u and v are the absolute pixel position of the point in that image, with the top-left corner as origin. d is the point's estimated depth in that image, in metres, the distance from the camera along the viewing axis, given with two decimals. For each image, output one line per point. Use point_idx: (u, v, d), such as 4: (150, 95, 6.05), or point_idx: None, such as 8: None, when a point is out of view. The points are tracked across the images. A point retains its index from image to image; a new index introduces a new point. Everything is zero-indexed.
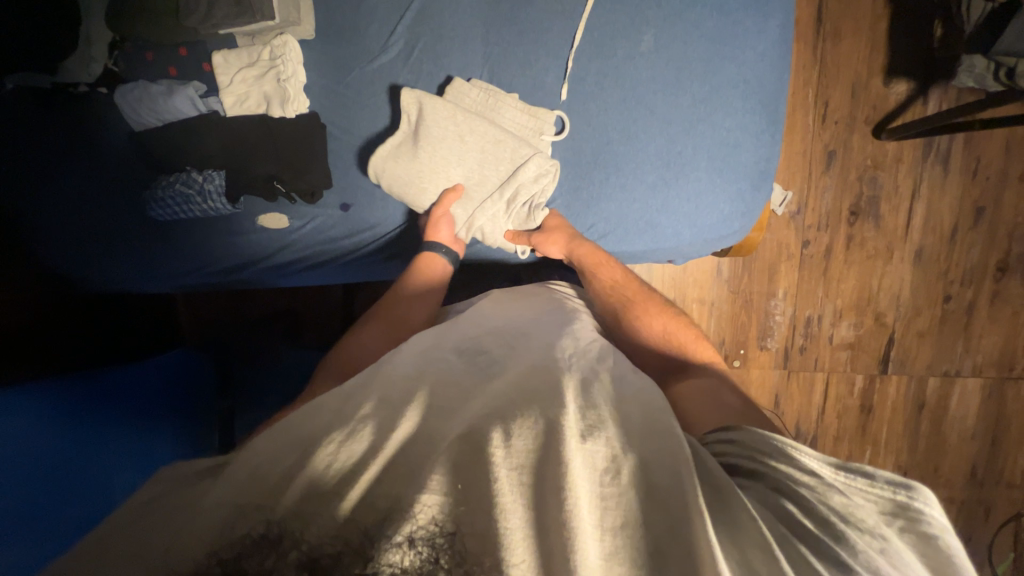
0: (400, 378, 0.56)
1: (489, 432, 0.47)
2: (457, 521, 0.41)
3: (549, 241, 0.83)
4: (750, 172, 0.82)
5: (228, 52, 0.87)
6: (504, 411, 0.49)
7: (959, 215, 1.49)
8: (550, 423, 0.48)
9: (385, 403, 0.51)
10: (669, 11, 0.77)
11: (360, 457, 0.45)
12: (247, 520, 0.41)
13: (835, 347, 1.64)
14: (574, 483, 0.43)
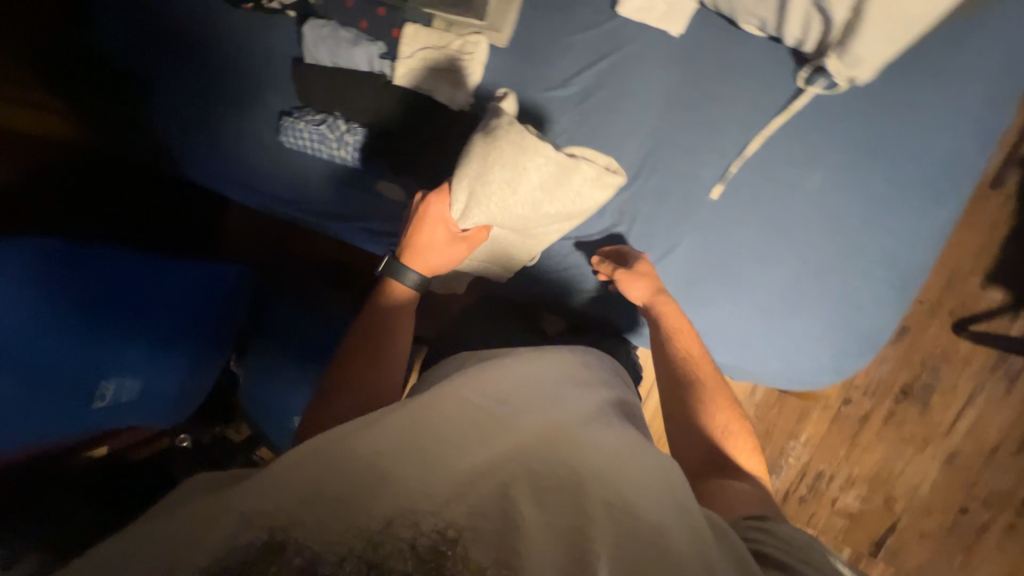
0: (407, 404, 0.53)
1: (505, 474, 0.45)
2: (476, 544, 0.38)
3: (634, 285, 0.80)
4: (860, 337, 0.81)
5: (420, 27, 0.90)
6: (532, 459, 0.47)
7: (1004, 436, 1.47)
8: (565, 477, 0.46)
9: (408, 423, 0.50)
10: (845, 160, 0.78)
11: (378, 470, 0.43)
12: (250, 530, 0.38)
13: (835, 511, 1.60)
14: (593, 536, 0.41)
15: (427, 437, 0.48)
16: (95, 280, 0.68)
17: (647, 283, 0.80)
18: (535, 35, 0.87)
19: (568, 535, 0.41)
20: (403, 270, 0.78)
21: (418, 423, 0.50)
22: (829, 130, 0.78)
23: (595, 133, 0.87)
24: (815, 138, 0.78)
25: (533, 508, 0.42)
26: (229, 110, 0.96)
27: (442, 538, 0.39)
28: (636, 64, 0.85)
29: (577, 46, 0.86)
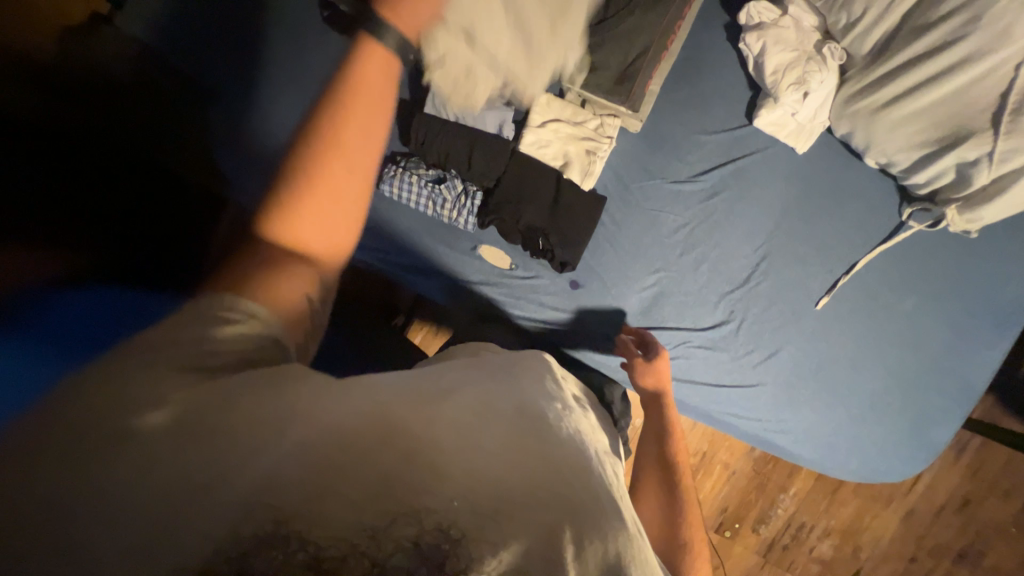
0: (434, 390, 0.43)
1: (555, 510, 0.37)
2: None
3: (653, 371, 0.82)
4: (931, 446, 0.89)
5: (553, 98, 0.87)
6: (574, 487, 0.40)
7: (950, 497, 1.72)
8: (608, 521, 0.40)
9: (459, 407, 0.42)
10: (934, 289, 0.87)
11: (409, 456, 0.36)
12: (252, 519, 0.31)
13: (811, 558, 1.77)
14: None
15: (477, 429, 0.40)
16: (96, 312, 0.56)
17: (659, 372, 0.82)
18: (668, 127, 0.88)
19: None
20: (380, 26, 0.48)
21: (471, 411, 0.42)
22: (924, 261, 0.87)
23: (716, 231, 0.89)
24: (912, 266, 0.87)
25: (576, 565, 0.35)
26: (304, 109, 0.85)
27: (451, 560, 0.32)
28: (762, 173, 0.88)
29: (709, 145, 0.88)
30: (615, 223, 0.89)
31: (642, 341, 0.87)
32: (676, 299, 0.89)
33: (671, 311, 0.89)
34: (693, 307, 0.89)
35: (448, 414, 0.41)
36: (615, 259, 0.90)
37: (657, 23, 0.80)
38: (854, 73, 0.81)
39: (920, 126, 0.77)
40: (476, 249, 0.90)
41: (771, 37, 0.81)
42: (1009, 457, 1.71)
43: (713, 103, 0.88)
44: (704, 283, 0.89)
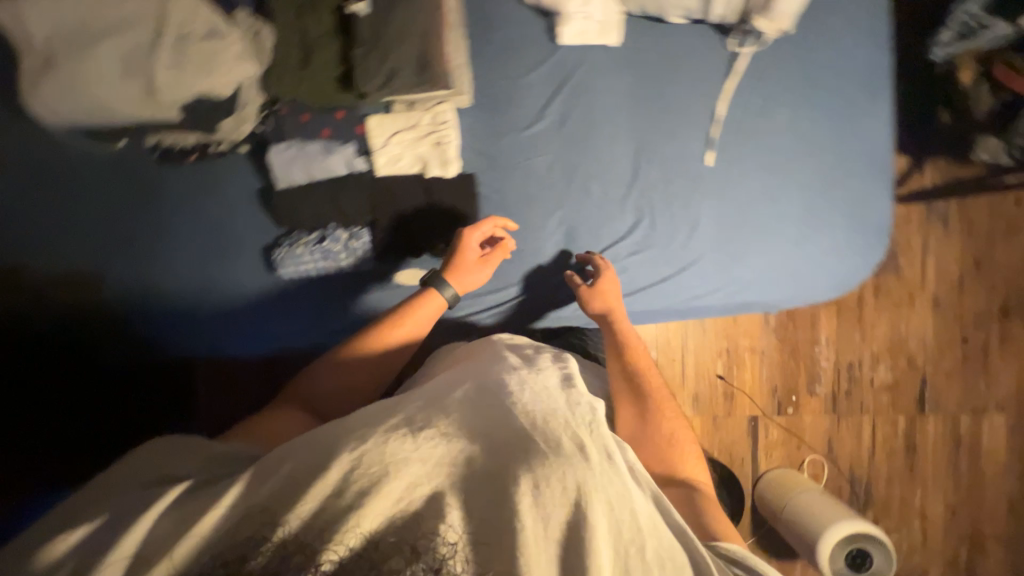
0: (424, 408, 0.60)
1: (517, 479, 0.51)
2: (473, 550, 0.48)
3: (600, 294, 0.84)
4: (875, 229, 0.90)
5: (384, 116, 0.90)
6: (518, 459, 0.53)
7: (962, 267, 1.71)
8: (576, 480, 0.52)
9: (396, 452, 0.52)
10: (799, 94, 0.89)
11: (407, 475, 0.51)
12: (255, 528, 0.48)
13: (877, 390, 1.75)
14: (591, 539, 0.48)
15: (418, 467, 0.51)
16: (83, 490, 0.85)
17: (604, 291, 0.85)
18: (494, 87, 0.91)
19: (569, 533, 0.50)
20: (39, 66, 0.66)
21: (409, 453, 0.52)
22: (775, 74, 0.89)
23: (585, 151, 0.92)
24: (767, 85, 0.89)
25: (530, 512, 0.50)
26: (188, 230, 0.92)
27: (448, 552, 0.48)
28: (595, 81, 0.92)
29: (538, 82, 0.92)
30: (497, 191, 0.92)
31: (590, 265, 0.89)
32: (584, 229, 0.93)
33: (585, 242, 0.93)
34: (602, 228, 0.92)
35: (387, 466, 0.50)
36: (516, 223, 0.92)
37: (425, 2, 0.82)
38: None
39: None
40: (391, 278, 0.92)
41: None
42: (993, 202, 1.70)
43: (520, 46, 0.91)
44: (602, 200, 0.92)
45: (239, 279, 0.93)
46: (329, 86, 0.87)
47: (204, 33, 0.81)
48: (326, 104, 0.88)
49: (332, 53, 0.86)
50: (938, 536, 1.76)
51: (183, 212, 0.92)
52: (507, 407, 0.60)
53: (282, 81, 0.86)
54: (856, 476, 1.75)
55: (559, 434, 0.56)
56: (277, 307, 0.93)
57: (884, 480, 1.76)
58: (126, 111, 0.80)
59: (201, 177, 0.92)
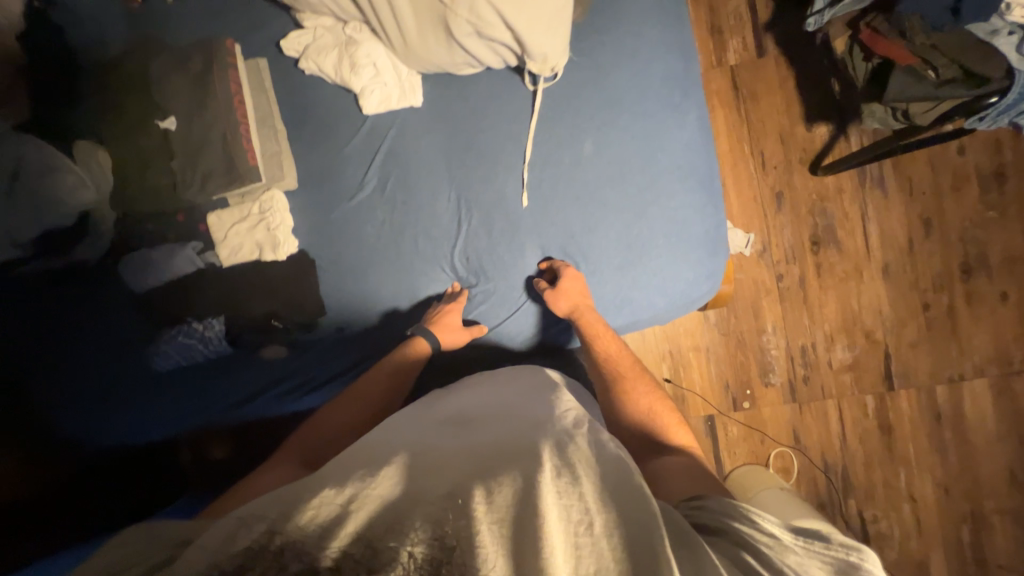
0: (391, 449, 0.65)
1: (472, 491, 0.53)
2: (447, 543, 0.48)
3: (561, 297, 0.86)
4: (704, 242, 0.88)
5: (222, 211, 0.96)
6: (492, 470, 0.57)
7: (910, 229, 1.60)
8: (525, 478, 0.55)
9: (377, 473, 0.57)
10: (601, 121, 0.89)
11: (375, 492, 0.54)
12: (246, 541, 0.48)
13: (837, 371, 1.65)
14: (544, 522, 0.48)
15: (391, 481, 0.55)
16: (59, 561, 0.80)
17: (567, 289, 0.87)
18: (315, 167, 0.97)
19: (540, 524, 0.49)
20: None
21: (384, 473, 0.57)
22: (574, 106, 0.89)
23: (409, 211, 0.96)
24: (568, 118, 0.90)
25: (485, 511, 0.51)
26: (70, 338, 0.96)
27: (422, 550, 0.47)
28: (407, 142, 0.95)
29: (354, 154, 0.96)
30: (335, 262, 0.97)
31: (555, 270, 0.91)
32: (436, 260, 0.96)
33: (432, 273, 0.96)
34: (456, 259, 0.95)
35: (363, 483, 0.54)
36: (356, 289, 0.98)
37: (220, 108, 0.89)
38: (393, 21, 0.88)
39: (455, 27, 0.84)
40: (256, 355, 1.00)
41: (314, 53, 0.90)
42: (932, 155, 1.58)
43: (331, 123, 0.96)
44: (433, 254, 0.96)
45: (114, 381, 0.97)
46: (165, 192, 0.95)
47: (43, 170, 0.89)
48: (165, 208, 0.96)
49: (159, 163, 0.94)
50: (933, 517, 1.62)
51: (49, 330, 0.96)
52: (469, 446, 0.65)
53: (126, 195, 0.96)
54: (831, 465, 1.65)
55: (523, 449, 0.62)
56: (152, 401, 0.98)
57: (862, 464, 1.65)
58: None
59: (68, 293, 0.97)
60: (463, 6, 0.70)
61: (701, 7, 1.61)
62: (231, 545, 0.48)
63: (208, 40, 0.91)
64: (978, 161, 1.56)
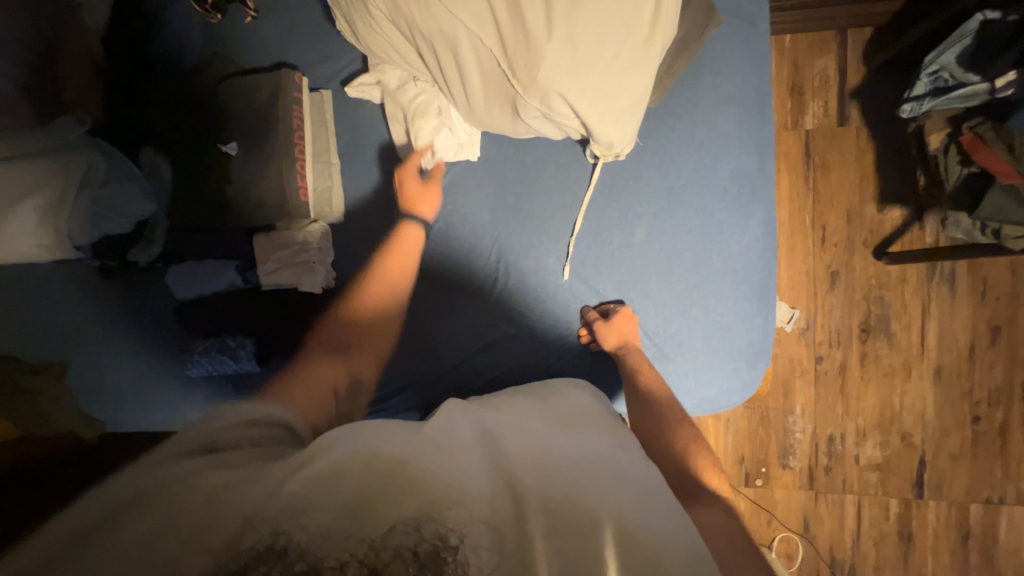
0: (432, 439, 0.62)
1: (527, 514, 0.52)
2: (474, 552, 0.49)
3: (613, 329, 0.82)
4: (745, 352, 0.84)
5: (265, 234, 0.96)
6: (524, 474, 0.58)
7: (974, 334, 1.47)
8: (585, 520, 0.53)
9: (402, 455, 0.57)
10: (658, 207, 0.84)
11: (422, 495, 0.52)
12: (254, 531, 0.47)
13: (863, 468, 1.56)
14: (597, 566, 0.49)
15: (415, 469, 0.55)
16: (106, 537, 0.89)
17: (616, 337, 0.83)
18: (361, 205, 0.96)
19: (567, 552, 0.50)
20: None
21: (411, 457, 0.57)
22: (631, 188, 0.85)
23: (445, 264, 0.93)
24: (624, 199, 0.86)
25: (541, 543, 0.50)
26: (119, 336, 1.04)
27: (446, 553, 0.48)
28: (455, 196, 0.93)
29: None
30: None
31: (606, 311, 0.86)
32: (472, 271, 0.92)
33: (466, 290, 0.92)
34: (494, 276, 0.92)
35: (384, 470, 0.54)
36: None
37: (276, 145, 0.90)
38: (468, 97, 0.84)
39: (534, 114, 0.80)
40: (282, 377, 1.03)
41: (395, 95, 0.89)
42: (1015, 260, 1.44)
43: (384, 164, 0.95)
44: (464, 312, 0.93)
45: (153, 374, 1.04)
46: (216, 211, 0.96)
47: (105, 181, 0.92)
48: (214, 224, 0.98)
49: (214, 185, 0.96)
50: None
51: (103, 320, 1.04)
52: (521, 450, 0.62)
53: (178, 207, 0.97)
54: (838, 561, 1.57)
55: (559, 459, 0.62)
56: (182, 400, 1.04)
57: (871, 568, 1.56)
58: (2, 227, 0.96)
59: (122, 288, 1.03)
60: (534, 97, 0.67)
61: (785, 64, 1.51)
62: (236, 526, 0.47)
63: (277, 70, 0.92)
64: None
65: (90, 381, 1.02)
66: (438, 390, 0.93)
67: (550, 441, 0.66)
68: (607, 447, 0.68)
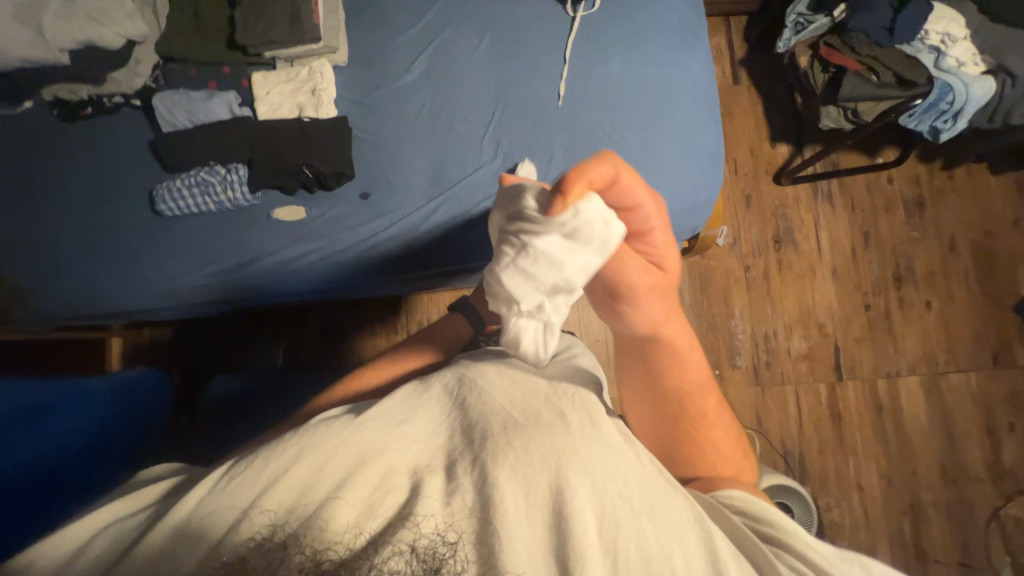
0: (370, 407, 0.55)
1: (493, 462, 0.49)
2: (472, 528, 0.45)
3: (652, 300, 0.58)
4: (707, 152, 1.03)
5: (268, 72, 1.02)
6: (496, 436, 0.52)
7: (853, 238, 1.86)
8: (553, 454, 0.51)
9: (376, 441, 0.51)
10: (627, 46, 1.06)
11: (371, 480, 0.47)
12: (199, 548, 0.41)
13: (795, 359, 1.79)
14: (573, 506, 0.47)
15: (396, 458, 0.50)
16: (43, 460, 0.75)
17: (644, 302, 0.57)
18: (367, 49, 1.05)
19: (555, 516, 0.47)
20: None
21: (385, 442, 0.51)
22: (604, 32, 1.06)
23: (449, 96, 1.04)
24: (600, 40, 1.06)
25: (512, 493, 0.47)
26: (81, 177, 1.01)
27: (444, 547, 0.41)
28: (455, 41, 1.06)
29: (406, 43, 1.06)
30: (372, 134, 1.03)
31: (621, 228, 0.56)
32: (529, 259, 0.50)
33: (498, 289, 0.53)
34: (595, 257, 0.49)
35: (365, 470, 0.47)
36: (389, 159, 1.02)
37: None
38: None
39: None
40: (271, 215, 1.00)
41: None
42: (868, 179, 1.88)
43: (389, 16, 1.07)
44: (467, 137, 1.03)
45: (126, 225, 1.00)
46: (215, 45, 1.00)
47: None
48: (212, 59, 1.01)
49: (217, 20, 1.01)
50: (879, 509, 1.69)
51: (71, 175, 1.00)
52: (481, 397, 0.57)
53: (172, 43, 0.99)
54: (790, 449, 1.72)
55: (543, 412, 0.56)
56: (158, 252, 1.00)
57: (816, 451, 1.73)
58: None
59: (99, 130, 1.01)
60: None
61: None
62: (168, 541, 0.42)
63: None
64: (903, 189, 1.88)
65: (49, 225, 1.00)
66: (448, 206, 1.01)
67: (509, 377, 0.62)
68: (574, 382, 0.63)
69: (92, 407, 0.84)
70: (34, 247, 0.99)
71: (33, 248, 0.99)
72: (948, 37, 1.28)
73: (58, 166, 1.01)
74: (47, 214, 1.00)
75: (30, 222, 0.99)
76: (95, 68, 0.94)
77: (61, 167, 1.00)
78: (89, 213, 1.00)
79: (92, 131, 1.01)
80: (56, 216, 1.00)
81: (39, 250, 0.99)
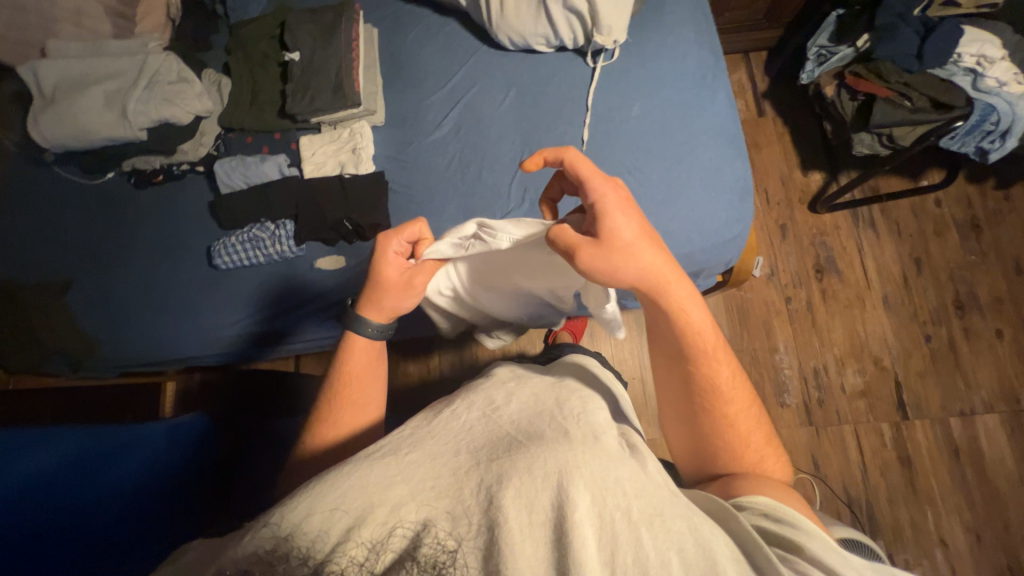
0: (381, 444, 0.56)
1: (498, 484, 0.48)
2: (473, 553, 0.44)
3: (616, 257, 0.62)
4: (735, 187, 1.03)
5: (314, 136, 1.12)
6: (501, 457, 0.51)
7: (903, 265, 1.75)
8: (557, 473, 0.48)
9: (384, 474, 0.51)
10: (647, 91, 1.09)
11: (379, 509, 0.47)
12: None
13: (850, 396, 1.66)
14: (575, 526, 0.44)
15: (403, 486, 0.50)
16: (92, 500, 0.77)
17: (613, 264, 0.62)
18: (402, 110, 1.14)
19: (557, 530, 0.44)
20: (37, 120, 1.02)
21: (394, 473, 0.51)
22: (624, 79, 1.11)
23: (477, 147, 1.10)
24: (620, 87, 1.10)
25: (515, 509, 0.45)
26: (148, 236, 1.11)
27: (445, 557, 0.44)
28: (483, 97, 1.13)
29: (437, 102, 1.14)
30: (406, 186, 1.09)
31: (591, 217, 0.64)
32: None
33: None
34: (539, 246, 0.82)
35: (375, 495, 0.49)
36: (422, 209, 1.07)
37: (335, 51, 1.10)
38: (509, 31, 1.10)
39: (544, 26, 1.08)
40: (313, 266, 1.07)
41: (504, 25, 1.09)
42: (913, 203, 1.80)
43: (421, 80, 1.16)
44: (495, 185, 1.07)
45: (185, 279, 1.09)
46: (268, 116, 1.12)
47: (174, 80, 1.08)
48: (265, 127, 1.12)
49: (270, 94, 1.14)
50: (969, 570, 1.49)
51: (140, 234, 1.11)
52: (490, 420, 0.58)
53: (232, 117, 1.12)
54: (854, 497, 1.56)
55: (546, 432, 0.55)
56: (213, 302, 1.07)
57: (886, 500, 1.56)
58: (47, 134, 1.03)
59: (166, 195, 1.12)
60: None
61: None
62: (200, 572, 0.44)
63: (337, 5, 1.15)
64: (955, 211, 1.78)
65: (120, 279, 1.10)
66: None
67: (516, 401, 0.61)
68: (582, 405, 0.61)
69: (152, 450, 0.87)
70: (105, 300, 1.09)
71: (105, 301, 1.09)
72: (983, 59, 1.25)
73: (130, 227, 1.12)
74: (118, 270, 1.10)
75: (105, 278, 1.10)
76: (167, 140, 1.07)
77: (132, 227, 1.12)
78: (154, 267, 1.10)
79: (161, 194, 1.13)
80: (126, 271, 1.10)
81: (109, 302, 1.09)
